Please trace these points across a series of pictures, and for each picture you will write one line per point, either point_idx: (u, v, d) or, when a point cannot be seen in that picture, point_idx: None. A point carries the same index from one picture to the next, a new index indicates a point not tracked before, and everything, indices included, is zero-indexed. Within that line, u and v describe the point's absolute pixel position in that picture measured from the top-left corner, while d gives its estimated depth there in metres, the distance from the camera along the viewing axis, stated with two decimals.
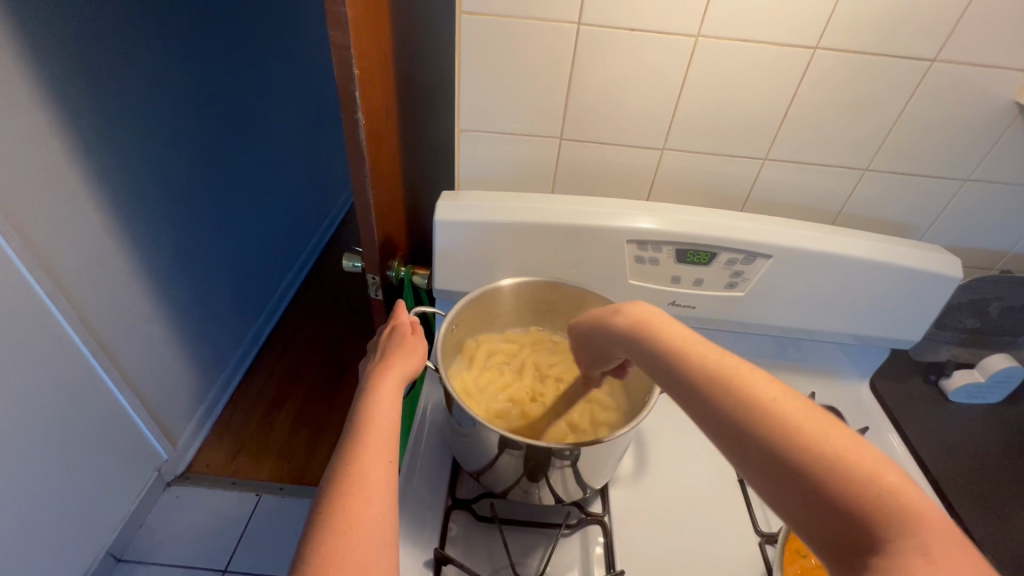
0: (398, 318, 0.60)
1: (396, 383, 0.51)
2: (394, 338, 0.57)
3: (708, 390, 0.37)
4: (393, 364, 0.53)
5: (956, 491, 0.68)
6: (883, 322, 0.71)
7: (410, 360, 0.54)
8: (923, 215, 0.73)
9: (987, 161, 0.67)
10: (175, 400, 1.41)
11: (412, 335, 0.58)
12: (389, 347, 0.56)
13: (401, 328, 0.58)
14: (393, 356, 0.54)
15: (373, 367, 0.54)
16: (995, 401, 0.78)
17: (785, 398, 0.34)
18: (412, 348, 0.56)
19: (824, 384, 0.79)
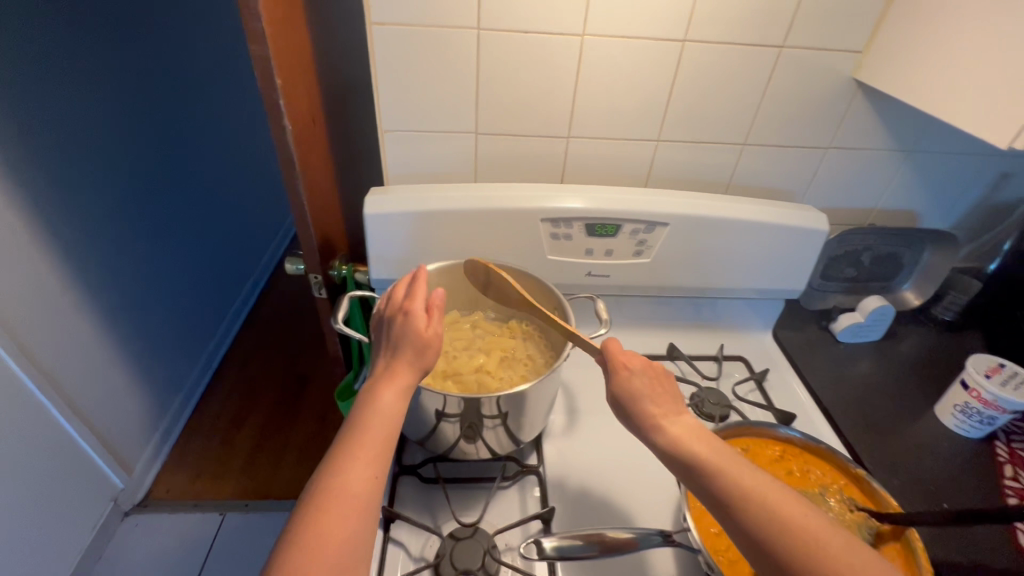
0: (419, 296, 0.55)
1: (400, 391, 0.50)
2: (406, 322, 0.53)
3: (739, 511, 0.42)
4: (400, 367, 0.51)
5: (848, 413, 0.77)
6: (772, 276, 0.81)
7: (419, 362, 0.52)
8: (799, 181, 0.84)
9: (842, 131, 0.78)
10: (129, 429, 1.39)
11: (433, 326, 0.53)
12: (400, 336, 0.53)
13: (418, 312, 0.53)
14: (403, 355, 0.52)
15: (383, 363, 0.53)
16: (876, 338, 0.89)
17: (806, 524, 0.41)
18: (428, 346, 0.53)
19: (732, 338, 0.89)
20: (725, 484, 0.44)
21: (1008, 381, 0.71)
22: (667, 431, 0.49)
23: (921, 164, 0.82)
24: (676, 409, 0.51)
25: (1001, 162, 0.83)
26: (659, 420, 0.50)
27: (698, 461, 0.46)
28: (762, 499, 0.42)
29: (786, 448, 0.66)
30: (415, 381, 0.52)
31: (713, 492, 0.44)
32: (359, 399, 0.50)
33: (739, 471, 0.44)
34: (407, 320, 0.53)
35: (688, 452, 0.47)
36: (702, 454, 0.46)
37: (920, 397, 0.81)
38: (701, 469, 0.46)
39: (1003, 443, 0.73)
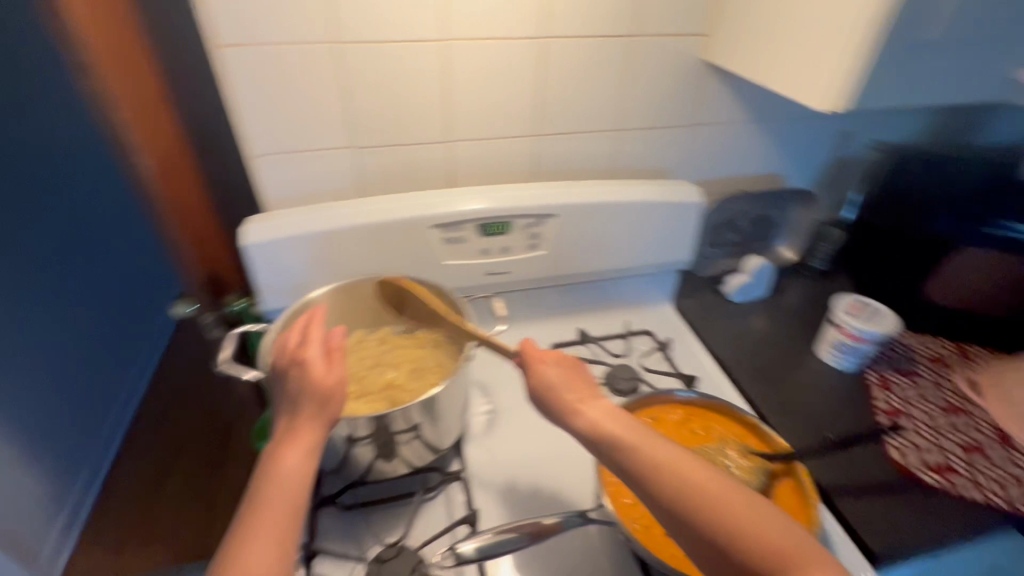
0: (316, 344, 0.53)
1: (305, 448, 0.48)
2: (303, 374, 0.51)
3: (651, 477, 0.43)
4: (303, 422, 0.49)
5: (745, 367, 0.83)
6: (662, 251, 0.86)
7: (323, 413, 0.50)
8: (674, 159, 0.89)
9: (703, 108, 0.84)
10: (24, 514, 1.24)
11: (334, 373, 0.51)
12: (299, 389, 0.50)
13: (315, 361, 0.51)
14: (304, 408, 0.50)
15: (284, 421, 0.50)
16: (766, 295, 0.96)
17: (707, 477, 0.42)
18: (331, 395, 0.50)
19: (638, 313, 0.93)
20: (638, 455, 0.45)
21: (867, 315, 0.79)
22: (586, 417, 0.49)
23: (775, 131, 0.90)
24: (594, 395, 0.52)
25: (841, 121, 0.92)
26: (577, 408, 0.50)
27: (617, 440, 0.46)
28: (672, 467, 0.43)
29: (689, 409, 0.70)
30: (323, 434, 0.50)
31: (630, 465, 0.44)
32: (262, 464, 0.47)
33: (655, 444, 0.45)
34: (304, 370, 0.51)
35: (608, 431, 0.47)
36: (619, 433, 0.47)
37: (803, 342, 0.88)
38: (618, 447, 0.46)
39: (873, 371, 0.81)
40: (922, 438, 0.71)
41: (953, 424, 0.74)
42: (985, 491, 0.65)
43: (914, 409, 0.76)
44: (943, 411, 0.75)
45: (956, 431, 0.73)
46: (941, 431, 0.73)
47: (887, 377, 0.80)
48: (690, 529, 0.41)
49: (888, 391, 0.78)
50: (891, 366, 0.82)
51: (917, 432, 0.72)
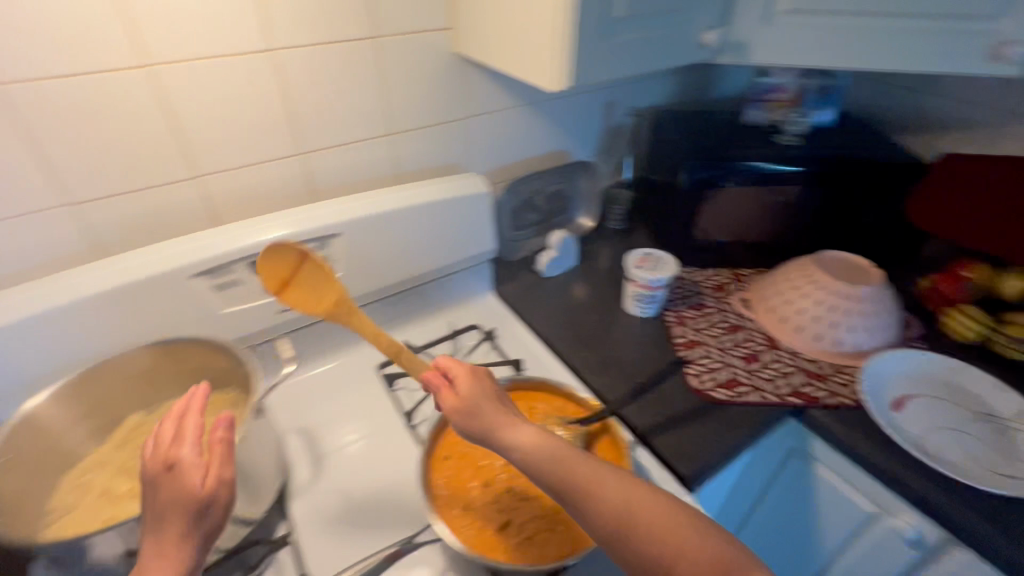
0: (191, 439, 0.44)
1: (177, 569, 0.41)
2: (176, 485, 0.42)
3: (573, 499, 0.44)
4: (171, 538, 0.41)
5: (566, 337, 0.87)
6: (463, 246, 0.86)
7: (199, 523, 0.43)
8: (458, 153, 0.89)
9: (471, 99, 0.85)
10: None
11: (214, 475, 0.43)
12: (168, 503, 0.42)
13: (189, 462, 0.43)
14: (174, 521, 0.41)
15: (147, 540, 0.42)
16: (575, 264, 1.02)
17: (623, 493, 0.43)
18: (210, 500, 0.43)
19: (461, 311, 0.93)
20: (562, 474, 0.45)
21: (653, 264, 0.88)
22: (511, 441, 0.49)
23: (546, 110, 0.95)
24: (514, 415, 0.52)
25: (603, 93, 1.00)
26: (504, 431, 0.50)
27: (544, 464, 0.46)
28: (594, 494, 0.44)
29: (515, 395, 0.71)
30: (197, 551, 0.42)
31: (553, 487, 0.45)
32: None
33: (573, 464, 0.46)
34: (177, 477, 0.42)
35: (534, 457, 0.47)
36: (545, 458, 0.47)
37: (613, 300, 0.95)
38: (545, 476, 0.46)
39: (671, 311, 0.91)
40: (713, 360, 0.82)
41: (735, 340, 0.85)
42: (763, 392, 0.76)
43: (705, 336, 0.86)
44: (726, 332, 0.87)
45: (738, 346, 0.84)
46: (727, 350, 0.84)
47: (682, 314, 0.90)
48: (617, 544, 0.42)
49: (683, 326, 0.88)
50: (684, 303, 0.93)
51: (708, 356, 0.82)
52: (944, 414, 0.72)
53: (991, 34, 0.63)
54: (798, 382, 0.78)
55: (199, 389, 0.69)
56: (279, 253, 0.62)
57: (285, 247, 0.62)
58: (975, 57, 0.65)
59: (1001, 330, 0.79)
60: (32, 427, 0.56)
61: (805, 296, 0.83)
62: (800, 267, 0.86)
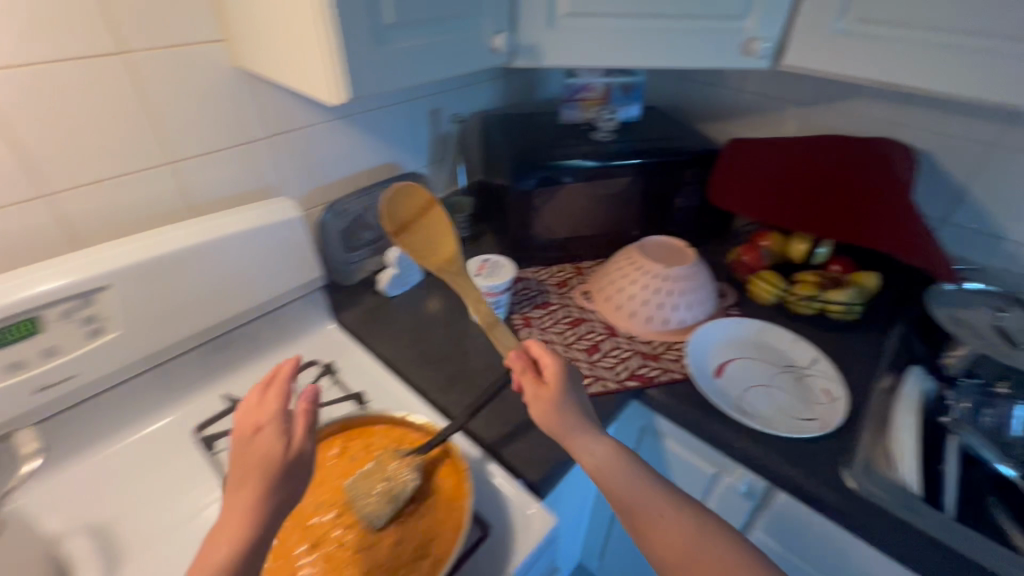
0: (279, 397, 0.48)
1: (235, 543, 0.40)
2: (298, 423, 0.47)
3: (647, 523, 0.47)
4: (237, 507, 0.41)
5: (413, 358, 0.83)
6: (280, 278, 0.79)
7: (293, 476, 0.44)
8: (266, 177, 0.81)
9: (269, 117, 0.77)
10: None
11: (298, 442, 0.46)
12: (249, 462, 0.44)
13: (275, 427, 0.46)
14: (249, 484, 0.42)
15: (224, 500, 0.42)
16: (421, 279, 0.98)
17: (690, 527, 0.46)
18: (303, 454, 0.46)
19: (294, 349, 0.85)
20: (638, 497, 0.48)
21: (490, 271, 0.87)
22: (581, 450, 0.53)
23: (363, 123, 0.90)
24: (585, 428, 0.55)
25: (424, 102, 0.98)
26: (583, 443, 0.53)
27: (615, 482, 0.50)
28: (659, 526, 0.46)
29: (350, 432, 0.65)
30: (275, 515, 0.42)
31: (627, 511, 0.48)
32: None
33: (647, 499, 0.48)
34: (271, 435, 0.45)
35: (609, 479, 0.50)
36: (616, 484, 0.50)
37: (462, 312, 0.93)
38: (615, 494, 0.49)
39: (517, 314, 0.91)
40: (558, 357, 0.83)
41: (578, 333, 0.88)
42: (604, 381, 0.79)
43: (550, 334, 0.87)
44: (570, 326, 0.89)
45: (581, 339, 0.86)
46: (571, 345, 0.85)
47: (528, 315, 0.91)
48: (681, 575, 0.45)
49: (530, 327, 0.89)
50: (530, 304, 0.94)
51: (553, 354, 0.83)
52: (755, 374, 0.80)
53: (741, 31, 0.73)
54: (634, 365, 0.82)
55: None
56: (412, 196, 0.75)
57: (418, 191, 0.75)
58: (733, 50, 0.74)
59: (790, 290, 0.89)
60: None
61: (633, 282, 0.88)
62: (626, 255, 0.91)
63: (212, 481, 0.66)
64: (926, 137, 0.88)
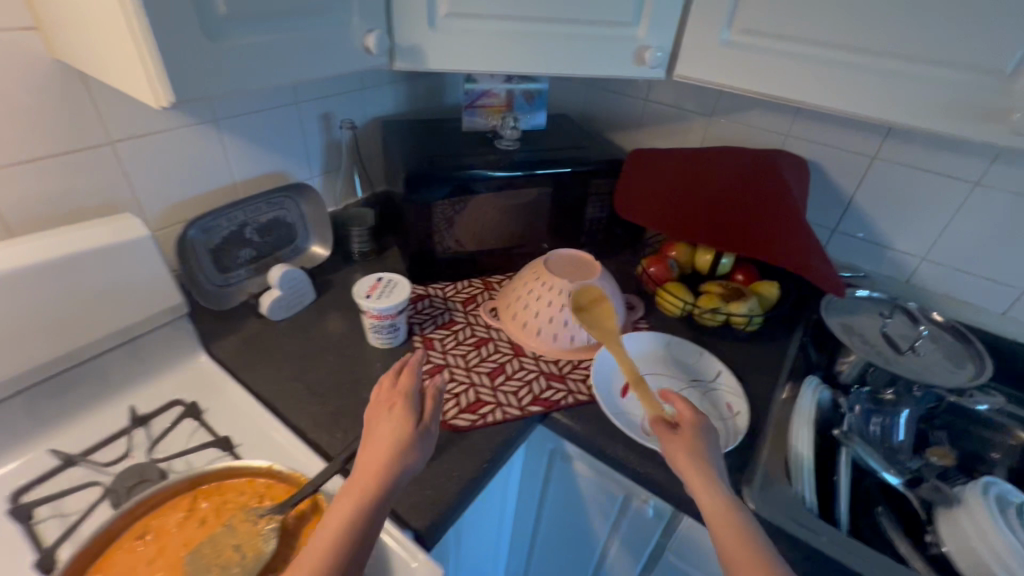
0: (410, 381, 0.58)
1: (371, 482, 0.48)
2: (405, 411, 0.55)
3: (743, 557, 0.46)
4: (374, 457, 0.50)
5: (295, 391, 0.74)
6: (122, 308, 0.68)
7: (418, 443, 0.53)
8: (110, 190, 0.70)
9: (110, 120, 0.66)
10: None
11: (427, 419, 0.56)
12: (379, 430, 0.53)
13: (408, 402, 0.56)
14: (384, 442, 0.52)
15: (366, 443, 0.52)
16: (312, 299, 0.89)
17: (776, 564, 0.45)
18: (424, 428, 0.54)
19: (153, 386, 0.74)
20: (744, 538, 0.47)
21: (384, 290, 0.79)
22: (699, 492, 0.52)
23: (237, 129, 0.80)
24: (711, 468, 0.54)
25: (313, 106, 0.89)
26: (702, 482, 0.52)
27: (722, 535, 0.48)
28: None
29: (201, 491, 0.56)
30: (399, 473, 0.50)
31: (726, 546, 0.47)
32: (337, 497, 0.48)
33: (744, 540, 0.47)
34: (397, 413, 0.55)
35: (716, 526, 0.49)
36: (725, 532, 0.48)
37: (357, 335, 0.85)
38: (723, 544, 0.47)
39: (418, 336, 0.85)
40: (458, 383, 0.77)
41: (481, 355, 0.82)
42: (505, 408, 0.74)
43: (451, 357, 0.81)
44: (473, 347, 0.83)
45: (484, 361, 0.81)
46: (473, 368, 0.79)
47: (429, 336, 0.85)
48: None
49: (430, 349, 0.82)
50: (432, 323, 0.87)
51: (453, 379, 0.77)
52: (660, 391, 0.78)
53: (633, 39, 0.71)
54: (538, 389, 0.77)
55: None
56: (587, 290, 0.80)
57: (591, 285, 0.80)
58: (627, 58, 0.73)
59: (694, 304, 0.88)
60: None
61: (538, 298, 0.83)
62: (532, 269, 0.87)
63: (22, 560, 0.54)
64: (817, 150, 0.91)
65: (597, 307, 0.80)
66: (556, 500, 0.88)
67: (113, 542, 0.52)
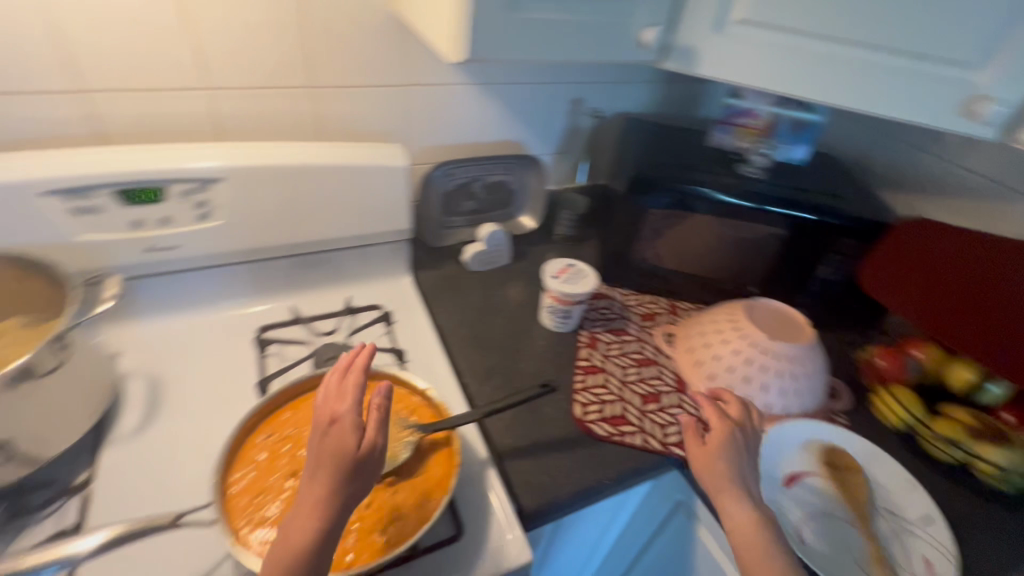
0: (352, 397, 0.46)
1: (310, 529, 0.41)
2: (346, 434, 0.44)
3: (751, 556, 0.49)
4: (312, 496, 0.42)
5: (465, 335, 0.81)
6: (367, 217, 0.80)
7: (358, 472, 0.43)
8: (393, 122, 0.83)
9: (411, 66, 0.79)
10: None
11: (370, 436, 0.45)
12: (324, 453, 0.44)
13: (348, 419, 0.44)
14: (321, 472, 0.43)
15: (304, 473, 0.44)
16: (506, 262, 0.96)
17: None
18: (367, 451, 0.44)
19: (368, 287, 0.88)
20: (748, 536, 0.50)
21: (571, 276, 0.80)
22: (729, 510, 0.51)
23: (499, 95, 0.88)
24: (746, 480, 0.52)
25: (570, 89, 0.93)
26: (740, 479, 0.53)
27: (751, 555, 0.48)
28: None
29: (368, 385, 0.65)
30: (347, 504, 0.42)
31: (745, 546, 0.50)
32: (279, 535, 0.43)
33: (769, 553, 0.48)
34: (338, 432, 0.44)
35: (751, 543, 0.49)
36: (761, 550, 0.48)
37: (533, 308, 0.89)
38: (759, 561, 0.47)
39: (586, 331, 0.84)
40: (608, 392, 0.75)
41: (640, 375, 0.78)
42: (647, 436, 0.69)
43: (611, 364, 0.79)
44: (636, 364, 0.80)
45: (642, 382, 0.77)
46: (628, 384, 0.76)
47: (597, 336, 0.84)
48: None
49: (592, 349, 0.81)
50: (604, 324, 0.86)
51: (605, 385, 0.75)
52: (835, 502, 0.64)
53: (968, 84, 0.57)
54: None
55: (44, 312, 0.62)
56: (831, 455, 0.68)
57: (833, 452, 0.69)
58: (947, 105, 0.59)
59: (928, 422, 0.70)
60: None
61: (726, 343, 0.75)
62: (729, 310, 0.79)
63: (253, 379, 0.71)
64: None
65: (851, 475, 0.67)
66: (660, 557, 0.82)
67: (302, 393, 0.63)
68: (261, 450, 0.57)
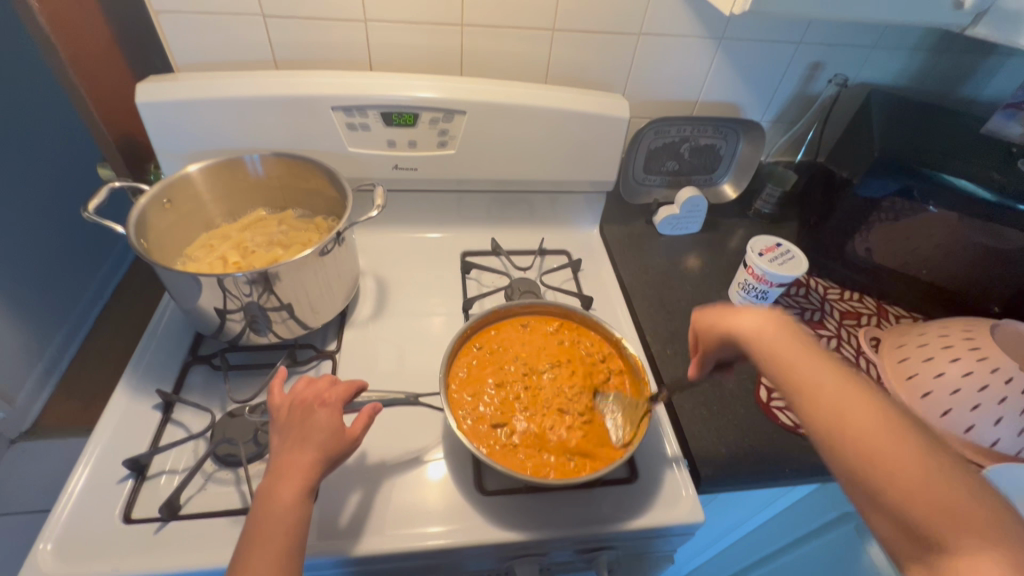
0: (337, 391, 0.52)
1: (299, 490, 0.45)
2: (329, 420, 0.49)
3: (780, 375, 0.44)
4: (299, 462, 0.46)
5: (647, 296, 0.82)
6: (575, 165, 0.82)
7: (340, 452, 0.49)
8: (617, 73, 0.83)
9: (652, 15, 0.76)
10: (11, 362, 1.22)
11: (353, 426, 0.51)
12: (308, 431, 0.48)
13: (334, 407, 0.50)
14: (309, 445, 0.47)
15: (283, 449, 0.47)
16: (696, 230, 0.93)
17: (814, 380, 0.42)
18: (350, 437, 0.50)
19: (559, 231, 0.92)
20: (774, 360, 0.44)
21: (778, 257, 0.76)
22: (738, 327, 0.48)
23: (732, 53, 0.83)
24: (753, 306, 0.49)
25: (811, 50, 0.84)
26: (731, 322, 0.49)
27: (770, 352, 0.45)
28: (814, 391, 0.41)
29: (565, 323, 0.70)
30: (325, 475, 0.47)
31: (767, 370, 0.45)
32: (257, 503, 0.45)
33: (787, 357, 0.44)
34: (318, 417, 0.49)
35: (759, 347, 0.46)
36: (774, 348, 0.45)
37: (719, 282, 0.86)
38: (769, 361, 0.45)
39: None
40: None
41: None
42: None
43: None
44: None
45: None
46: None
47: None
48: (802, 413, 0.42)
49: None
50: (798, 314, 0.81)
51: None
52: None
53: None
54: None
55: (314, 209, 0.78)
56: None
57: None
58: None
59: None
60: (185, 190, 0.69)
61: (955, 362, 0.66)
62: (966, 328, 0.69)
63: (459, 297, 0.80)
64: None
65: None
66: (810, 554, 0.79)
67: (506, 318, 0.70)
68: (472, 360, 0.65)
